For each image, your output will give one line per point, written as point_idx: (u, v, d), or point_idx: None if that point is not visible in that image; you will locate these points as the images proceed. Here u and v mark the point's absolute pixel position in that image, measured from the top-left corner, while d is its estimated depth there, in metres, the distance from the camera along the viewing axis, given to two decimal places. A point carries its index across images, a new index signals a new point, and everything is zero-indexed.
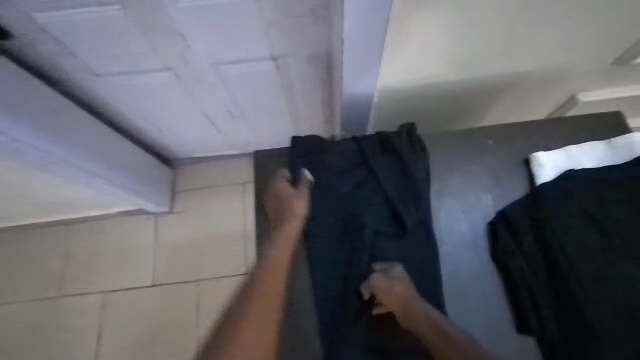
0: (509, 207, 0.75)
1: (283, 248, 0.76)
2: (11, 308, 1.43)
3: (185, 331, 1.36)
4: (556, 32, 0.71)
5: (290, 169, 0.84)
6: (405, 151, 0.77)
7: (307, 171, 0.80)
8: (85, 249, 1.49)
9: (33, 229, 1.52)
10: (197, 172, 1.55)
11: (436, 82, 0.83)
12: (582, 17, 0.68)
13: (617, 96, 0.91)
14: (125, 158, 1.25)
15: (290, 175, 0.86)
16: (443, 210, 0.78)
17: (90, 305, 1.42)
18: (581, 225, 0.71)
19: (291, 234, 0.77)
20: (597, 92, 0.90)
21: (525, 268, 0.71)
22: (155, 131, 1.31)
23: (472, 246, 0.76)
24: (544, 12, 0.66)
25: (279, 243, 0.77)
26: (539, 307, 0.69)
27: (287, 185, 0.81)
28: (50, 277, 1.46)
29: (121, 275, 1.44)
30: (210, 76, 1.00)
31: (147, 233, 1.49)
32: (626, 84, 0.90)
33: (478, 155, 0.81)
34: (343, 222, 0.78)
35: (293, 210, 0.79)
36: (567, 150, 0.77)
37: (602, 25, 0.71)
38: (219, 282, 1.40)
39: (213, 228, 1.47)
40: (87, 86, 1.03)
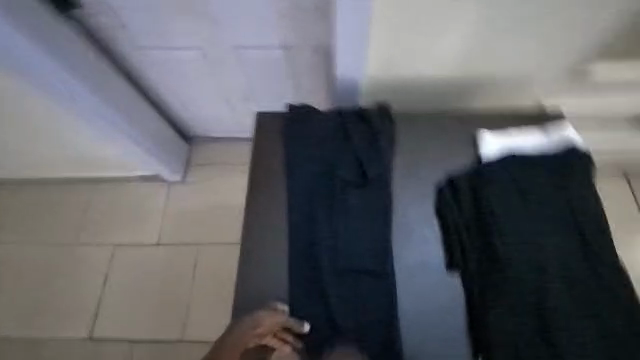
0: (456, 174, 0.77)
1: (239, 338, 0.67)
2: (30, 250, 1.59)
3: (181, 288, 1.49)
4: (514, 45, 0.85)
5: (271, 126, 0.86)
6: (377, 118, 0.82)
7: (288, 128, 0.84)
8: (103, 205, 1.65)
9: (60, 186, 1.70)
10: (211, 150, 1.72)
11: (416, 81, 0.96)
12: (533, 34, 0.82)
13: (576, 108, 1.06)
14: (154, 125, 1.44)
15: (274, 132, 0.86)
16: (401, 172, 0.80)
17: (100, 254, 1.57)
18: (516, 191, 0.73)
19: (251, 327, 0.67)
20: (559, 103, 1.04)
21: (459, 222, 0.73)
22: (179, 106, 1.50)
23: (422, 204, 0.78)
24: (502, 24, 0.79)
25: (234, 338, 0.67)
26: (468, 261, 0.71)
27: (271, 139, 0.85)
28: (69, 225, 1.63)
29: (132, 231, 1.60)
30: (231, 60, 1.19)
31: (160, 197, 1.65)
32: (580, 100, 1.04)
33: (442, 132, 0.83)
34: (317, 173, 0.79)
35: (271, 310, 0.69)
36: (509, 136, 0.80)
37: (553, 44, 0.85)
38: (216, 247, 1.55)
39: (218, 199, 1.63)
40: (131, 57, 1.24)
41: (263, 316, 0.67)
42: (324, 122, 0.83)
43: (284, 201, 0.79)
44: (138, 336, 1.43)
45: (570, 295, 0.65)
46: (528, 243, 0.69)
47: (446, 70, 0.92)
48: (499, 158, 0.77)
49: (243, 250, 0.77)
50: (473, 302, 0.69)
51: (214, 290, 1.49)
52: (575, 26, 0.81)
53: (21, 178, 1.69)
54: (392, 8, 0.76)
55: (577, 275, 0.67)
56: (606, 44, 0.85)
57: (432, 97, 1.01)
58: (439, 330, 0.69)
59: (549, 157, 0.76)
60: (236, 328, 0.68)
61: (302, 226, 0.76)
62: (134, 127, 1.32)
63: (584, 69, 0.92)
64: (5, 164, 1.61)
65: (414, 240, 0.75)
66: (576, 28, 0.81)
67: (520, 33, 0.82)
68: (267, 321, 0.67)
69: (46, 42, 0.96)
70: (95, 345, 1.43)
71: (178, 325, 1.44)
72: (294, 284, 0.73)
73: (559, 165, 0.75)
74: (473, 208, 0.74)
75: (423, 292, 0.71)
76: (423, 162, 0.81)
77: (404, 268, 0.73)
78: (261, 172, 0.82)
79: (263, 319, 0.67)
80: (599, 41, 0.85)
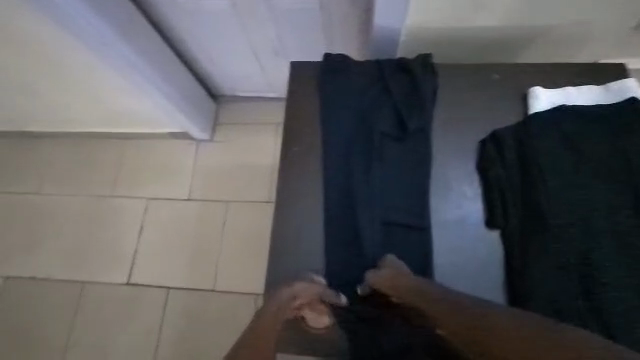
0: (500, 128, 0.74)
1: (279, 307, 0.64)
2: (71, 200, 1.69)
3: (210, 241, 1.56)
4: None
5: (307, 76, 0.84)
6: (419, 69, 0.78)
7: (325, 78, 0.81)
8: (136, 160, 1.71)
9: (95, 140, 1.76)
10: (238, 109, 1.72)
11: (461, 32, 0.89)
12: None
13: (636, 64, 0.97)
14: (183, 81, 1.44)
15: (310, 83, 0.83)
16: (441, 126, 0.77)
17: (135, 206, 1.64)
18: (565, 148, 0.69)
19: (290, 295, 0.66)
20: (618, 59, 0.95)
21: (502, 177, 0.71)
22: (208, 63, 1.49)
23: (463, 159, 0.75)
24: None
25: (274, 308, 0.64)
26: (508, 217, 0.69)
27: (306, 89, 0.83)
28: (105, 178, 1.70)
29: (163, 186, 1.66)
30: (262, 10, 1.15)
31: (189, 154, 1.69)
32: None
33: (491, 85, 0.78)
34: (354, 125, 0.78)
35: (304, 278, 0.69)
36: (564, 90, 0.74)
37: None
38: (244, 204, 1.59)
39: (245, 158, 1.65)
40: (160, 8, 1.22)
41: (301, 286, 0.67)
42: (362, 75, 0.80)
43: (319, 153, 0.78)
44: (172, 283, 1.52)
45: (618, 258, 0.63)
46: (575, 203, 0.66)
47: (498, 20, 0.85)
48: (549, 110, 0.72)
49: (278, 198, 0.77)
50: (510, 258, 0.68)
51: (242, 244, 1.54)
52: None
53: (59, 131, 1.75)
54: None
55: (630, 238, 0.64)
56: None
57: (477, 50, 0.94)
58: (475, 284, 0.69)
59: (610, 113, 0.70)
60: (275, 300, 0.66)
61: (337, 177, 0.76)
62: (165, 82, 1.33)
63: None
64: (44, 117, 1.67)
65: (452, 195, 0.74)
66: None
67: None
68: (306, 290, 0.67)
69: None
70: (133, 288, 1.53)
71: (209, 274, 1.52)
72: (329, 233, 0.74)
73: (618, 121, 0.69)
74: (518, 164, 0.71)
75: (460, 247, 0.71)
76: (465, 116, 0.77)
77: (441, 222, 0.72)
78: (295, 123, 0.81)
79: (303, 288, 0.67)
80: None
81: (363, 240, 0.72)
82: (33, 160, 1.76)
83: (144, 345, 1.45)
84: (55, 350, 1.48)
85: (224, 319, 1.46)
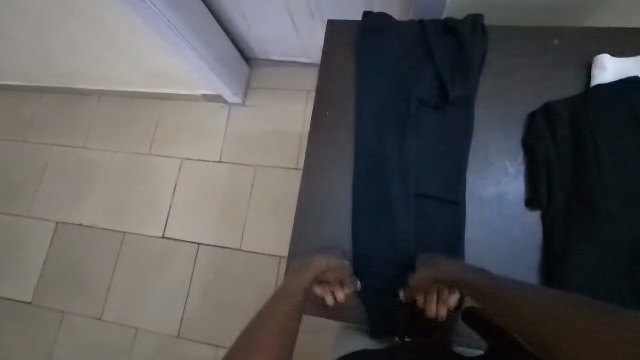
0: (554, 101, 0.68)
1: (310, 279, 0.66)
2: (112, 156, 1.78)
3: (239, 203, 1.61)
4: None
5: (343, 36, 0.79)
6: (467, 30, 0.72)
7: (362, 39, 0.76)
8: (171, 121, 1.76)
9: (135, 100, 1.82)
10: (271, 73, 1.69)
11: None
12: None
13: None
14: (217, 42, 1.42)
15: (345, 43, 0.79)
16: (487, 96, 0.72)
17: (170, 166, 1.71)
18: (626, 126, 0.64)
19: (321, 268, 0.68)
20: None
21: (550, 155, 0.66)
22: (243, 23, 1.46)
23: (508, 134, 0.71)
24: None
25: (305, 279, 0.65)
26: (553, 200, 0.66)
27: (340, 50, 0.79)
28: (142, 137, 1.77)
29: (196, 148, 1.70)
30: None
31: (221, 118, 1.71)
32: None
33: (549, 52, 0.71)
34: (390, 89, 0.73)
35: (335, 252, 0.71)
36: (638, 59, 0.66)
37: None
38: (271, 170, 1.61)
39: (275, 124, 1.65)
40: None
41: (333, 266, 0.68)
42: (402, 36, 0.75)
43: (351, 118, 0.76)
44: (202, 241, 1.60)
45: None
46: (628, 187, 0.63)
47: None
48: (618, 82, 0.66)
49: (306, 162, 0.76)
50: (549, 241, 0.66)
51: (268, 208, 1.58)
52: None
53: (101, 89, 1.82)
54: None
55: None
56: None
57: (534, 12, 0.84)
58: (508, 264, 0.67)
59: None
60: (306, 270, 0.67)
61: (368, 144, 0.73)
62: (200, 43, 1.33)
63: None
64: (87, 75, 1.74)
65: (492, 171, 0.70)
66: None
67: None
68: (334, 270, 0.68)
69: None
70: (167, 242, 1.63)
71: (237, 234, 1.58)
72: (356, 201, 0.72)
73: None
74: (570, 142, 0.66)
75: (496, 226, 0.68)
76: (514, 86, 0.71)
77: (478, 199, 0.69)
78: (326, 85, 0.78)
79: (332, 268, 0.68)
80: None
81: (394, 209, 0.70)
82: (79, 116, 1.86)
83: (177, 295, 1.56)
84: (100, 291, 1.64)
85: (249, 277, 1.53)
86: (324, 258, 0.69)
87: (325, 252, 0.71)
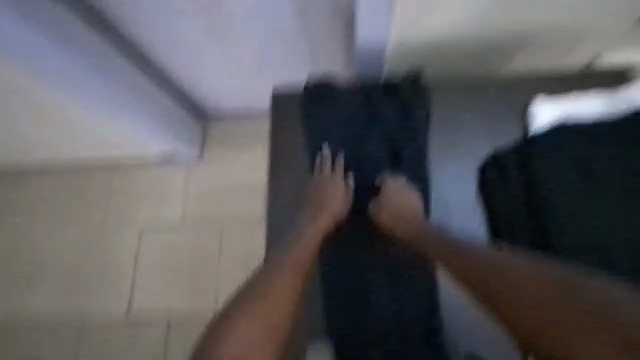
0: (501, 153, 0.80)
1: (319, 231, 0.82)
2: (43, 244, 1.49)
3: (207, 270, 1.44)
4: None
5: (299, 108, 0.89)
6: (408, 90, 0.84)
7: (318, 111, 0.87)
8: (112, 192, 1.53)
9: (62, 176, 1.54)
10: (226, 125, 1.54)
11: (457, 33, 0.79)
12: None
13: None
14: (154, 98, 1.26)
15: (302, 115, 0.89)
16: (444, 154, 0.85)
17: (118, 244, 1.47)
18: (569, 171, 0.75)
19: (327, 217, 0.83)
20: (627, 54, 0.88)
21: (506, 202, 0.78)
22: (182, 76, 1.31)
23: (467, 185, 0.83)
24: None
25: (314, 238, 0.81)
26: (515, 240, 0.76)
27: (297, 123, 0.89)
28: (79, 217, 1.50)
29: (149, 219, 1.50)
30: None
31: (173, 181, 1.53)
32: None
33: (486, 102, 0.86)
34: (352, 155, 0.87)
35: (335, 193, 0.84)
36: (572, 100, 0.79)
37: None
38: (238, 228, 1.48)
39: (235, 180, 1.51)
40: None
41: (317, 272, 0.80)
42: (348, 104, 0.86)
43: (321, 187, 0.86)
44: (170, 320, 1.40)
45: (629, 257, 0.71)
46: (584, 211, 0.73)
47: (499, 18, 0.76)
48: (550, 126, 0.78)
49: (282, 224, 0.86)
50: None
51: (240, 270, 1.44)
52: None
53: (21, 169, 1.54)
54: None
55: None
56: None
57: (478, 55, 0.85)
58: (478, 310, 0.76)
59: (622, 128, 0.76)
60: (312, 226, 0.82)
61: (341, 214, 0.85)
62: (141, 106, 1.21)
63: None
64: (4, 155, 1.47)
65: (457, 221, 0.82)
66: None
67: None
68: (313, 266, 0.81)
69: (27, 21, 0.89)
70: (127, 330, 1.40)
71: (208, 306, 1.41)
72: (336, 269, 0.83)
73: (621, 137, 0.75)
74: (521, 188, 0.77)
75: None
76: (460, 138, 0.85)
77: None
78: (290, 154, 0.89)
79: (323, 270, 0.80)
80: None
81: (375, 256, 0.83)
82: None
83: None
84: None
85: None
86: (327, 205, 0.84)
87: (326, 191, 0.84)
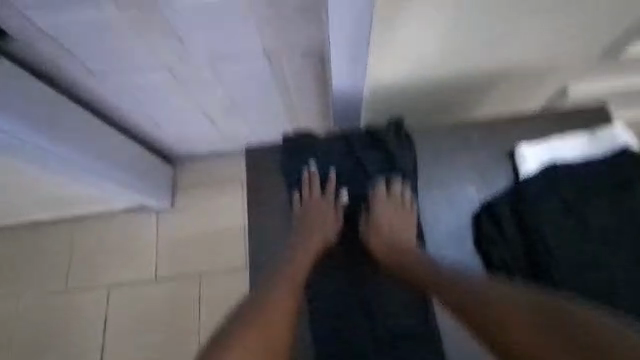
0: (494, 200, 0.76)
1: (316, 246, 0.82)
2: (18, 303, 1.46)
3: (187, 322, 1.39)
4: (532, 33, 0.74)
5: (281, 165, 0.89)
6: (392, 138, 0.84)
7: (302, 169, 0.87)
8: (88, 244, 1.51)
9: (39, 229, 1.54)
10: (199, 169, 1.57)
11: (422, 81, 0.85)
12: (557, 19, 0.71)
13: (617, 89, 0.92)
14: (125, 154, 1.25)
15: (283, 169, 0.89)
16: (431, 203, 0.83)
17: (96, 298, 1.44)
18: (562, 216, 0.72)
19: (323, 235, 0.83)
20: (595, 86, 0.92)
21: (506, 254, 0.72)
22: (153, 128, 1.30)
23: (460, 235, 0.79)
24: (518, 9, 0.68)
25: (311, 253, 0.80)
26: None
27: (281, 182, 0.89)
28: (55, 272, 1.48)
29: (126, 270, 1.47)
30: (206, 74, 1.01)
31: (150, 229, 1.51)
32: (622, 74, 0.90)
33: (472, 146, 0.84)
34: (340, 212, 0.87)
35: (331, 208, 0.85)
36: (551, 144, 0.79)
37: (578, 29, 0.75)
38: (218, 275, 1.43)
39: (214, 224, 1.50)
40: (85, 83, 1.04)
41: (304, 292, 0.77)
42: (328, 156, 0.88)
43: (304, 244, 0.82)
44: None
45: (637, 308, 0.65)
46: (588, 260, 0.69)
47: (461, 64, 0.81)
48: (538, 172, 0.76)
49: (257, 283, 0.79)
50: None
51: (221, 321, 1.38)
52: (600, 8, 0.70)
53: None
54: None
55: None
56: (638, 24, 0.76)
57: (440, 98, 0.92)
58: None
59: (602, 175, 0.74)
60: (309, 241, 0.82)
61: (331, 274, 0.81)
62: (97, 159, 1.12)
63: (624, 41, 0.80)
64: None
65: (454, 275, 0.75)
66: (607, 6, 0.70)
67: (555, 9, 0.69)
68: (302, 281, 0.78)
69: None
70: None
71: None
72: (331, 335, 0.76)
73: (606, 178, 0.74)
74: (519, 238, 0.73)
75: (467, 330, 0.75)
76: (448, 185, 0.83)
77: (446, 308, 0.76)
78: (274, 213, 0.88)
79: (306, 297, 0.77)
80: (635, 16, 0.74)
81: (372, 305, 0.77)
82: None
83: None
84: None
85: None
86: (325, 217, 0.84)
87: (322, 206, 0.85)
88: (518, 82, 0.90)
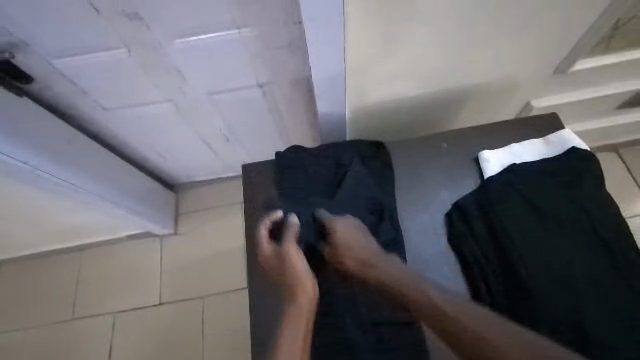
0: (462, 198, 0.79)
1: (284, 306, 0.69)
2: (24, 334, 1.49)
3: (190, 342, 1.42)
4: (487, 55, 0.85)
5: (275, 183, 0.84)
6: (370, 150, 0.87)
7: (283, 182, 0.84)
8: (94, 272, 1.56)
9: (48, 260, 1.60)
10: (200, 195, 1.65)
11: (398, 103, 0.96)
12: (507, 43, 0.82)
13: (571, 100, 1.04)
14: (132, 183, 1.34)
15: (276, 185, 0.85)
16: (406, 210, 0.82)
17: (101, 324, 1.48)
18: (525, 210, 0.74)
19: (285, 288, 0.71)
20: (551, 98, 1.04)
21: (474, 247, 0.74)
22: (157, 157, 1.40)
23: (435, 237, 0.79)
24: (470, 36, 0.79)
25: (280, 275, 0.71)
26: (490, 285, 0.71)
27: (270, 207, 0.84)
28: (62, 300, 1.53)
29: (131, 295, 1.51)
30: (205, 105, 1.12)
31: (154, 255, 1.57)
32: (571, 90, 1.03)
33: (440, 153, 0.87)
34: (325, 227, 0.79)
35: (287, 259, 0.71)
36: (510, 148, 0.82)
37: (527, 51, 0.86)
38: (221, 296, 1.47)
39: (215, 245, 1.56)
40: (96, 119, 1.15)
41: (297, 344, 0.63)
42: (291, 152, 0.86)
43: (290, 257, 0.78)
44: None
45: (587, 281, 0.67)
46: (550, 248, 0.70)
47: (428, 86, 0.92)
48: (501, 171, 0.79)
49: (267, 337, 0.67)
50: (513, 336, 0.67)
51: (222, 340, 1.41)
52: (542, 33, 0.81)
53: (4, 258, 1.59)
54: (367, 29, 0.73)
55: (597, 271, 0.68)
56: (579, 46, 0.87)
57: (416, 116, 1.02)
58: None
59: (564, 168, 0.77)
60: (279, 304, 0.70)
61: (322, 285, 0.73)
62: (107, 185, 1.21)
63: (570, 62, 0.91)
64: None
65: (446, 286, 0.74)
66: (548, 31, 0.81)
67: (504, 34, 0.80)
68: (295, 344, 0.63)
69: (12, 135, 0.90)
70: None
71: None
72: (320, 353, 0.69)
73: (566, 173, 0.76)
74: (487, 232, 0.74)
75: None
76: (421, 190, 0.84)
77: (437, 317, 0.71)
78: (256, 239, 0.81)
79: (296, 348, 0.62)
80: (575, 39, 0.85)
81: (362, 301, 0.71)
82: None
83: None
84: None
85: None
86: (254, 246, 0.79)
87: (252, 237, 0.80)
88: (484, 98, 1.00)
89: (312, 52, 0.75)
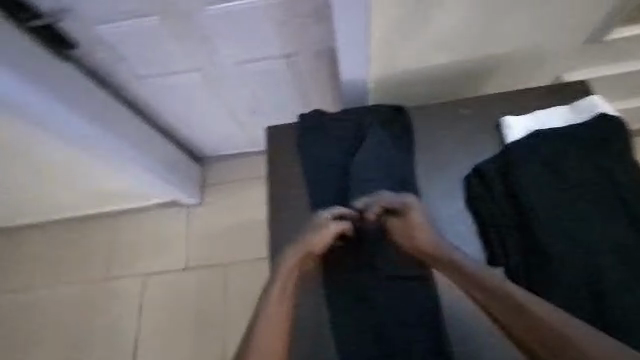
0: (482, 163, 0.78)
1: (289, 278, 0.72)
2: (64, 289, 1.62)
3: (213, 304, 1.51)
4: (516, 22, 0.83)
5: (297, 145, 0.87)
6: (390, 114, 0.87)
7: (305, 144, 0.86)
8: (126, 236, 1.67)
9: (84, 223, 1.71)
10: (224, 168, 1.71)
11: (422, 73, 0.96)
12: (538, 8, 0.80)
13: (604, 74, 1.01)
14: (162, 151, 1.41)
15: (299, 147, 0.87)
16: (426, 174, 0.83)
17: (132, 284, 1.59)
18: (547, 175, 0.74)
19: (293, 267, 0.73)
20: (582, 71, 1.01)
21: (493, 211, 0.74)
22: (186, 128, 1.47)
23: (454, 201, 0.80)
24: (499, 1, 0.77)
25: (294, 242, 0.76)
26: (506, 246, 0.72)
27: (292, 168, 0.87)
28: (97, 261, 1.64)
29: (159, 259, 1.61)
30: (233, 75, 1.16)
31: (180, 222, 1.66)
32: (604, 63, 1.00)
33: (463, 119, 0.87)
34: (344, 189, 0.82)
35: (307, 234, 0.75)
36: (534, 115, 0.81)
37: (559, 17, 0.83)
38: (242, 263, 1.55)
39: (238, 216, 1.63)
40: (131, 87, 1.22)
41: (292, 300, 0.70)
42: (313, 115, 0.88)
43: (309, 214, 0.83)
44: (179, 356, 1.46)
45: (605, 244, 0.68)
46: (570, 212, 0.70)
47: (453, 54, 0.91)
48: (525, 137, 0.78)
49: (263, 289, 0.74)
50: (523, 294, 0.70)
51: (243, 304, 1.49)
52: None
53: (47, 219, 1.72)
54: None
55: (620, 235, 0.68)
56: (614, 12, 0.84)
57: (439, 88, 1.02)
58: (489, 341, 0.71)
59: (590, 134, 0.75)
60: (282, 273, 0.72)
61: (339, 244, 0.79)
62: (141, 151, 1.29)
63: (603, 30, 0.88)
64: (30, 210, 1.64)
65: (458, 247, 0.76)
66: None
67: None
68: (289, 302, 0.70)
69: (59, 97, 0.98)
70: None
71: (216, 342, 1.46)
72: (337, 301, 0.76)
73: (592, 139, 0.75)
74: (507, 196, 0.75)
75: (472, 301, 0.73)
76: (441, 155, 0.84)
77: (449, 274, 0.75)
78: (280, 198, 0.85)
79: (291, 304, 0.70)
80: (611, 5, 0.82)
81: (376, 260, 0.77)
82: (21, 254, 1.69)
83: None
84: None
85: None
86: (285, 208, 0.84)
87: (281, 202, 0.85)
88: (510, 69, 0.98)
89: (337, 16, 0.76)
